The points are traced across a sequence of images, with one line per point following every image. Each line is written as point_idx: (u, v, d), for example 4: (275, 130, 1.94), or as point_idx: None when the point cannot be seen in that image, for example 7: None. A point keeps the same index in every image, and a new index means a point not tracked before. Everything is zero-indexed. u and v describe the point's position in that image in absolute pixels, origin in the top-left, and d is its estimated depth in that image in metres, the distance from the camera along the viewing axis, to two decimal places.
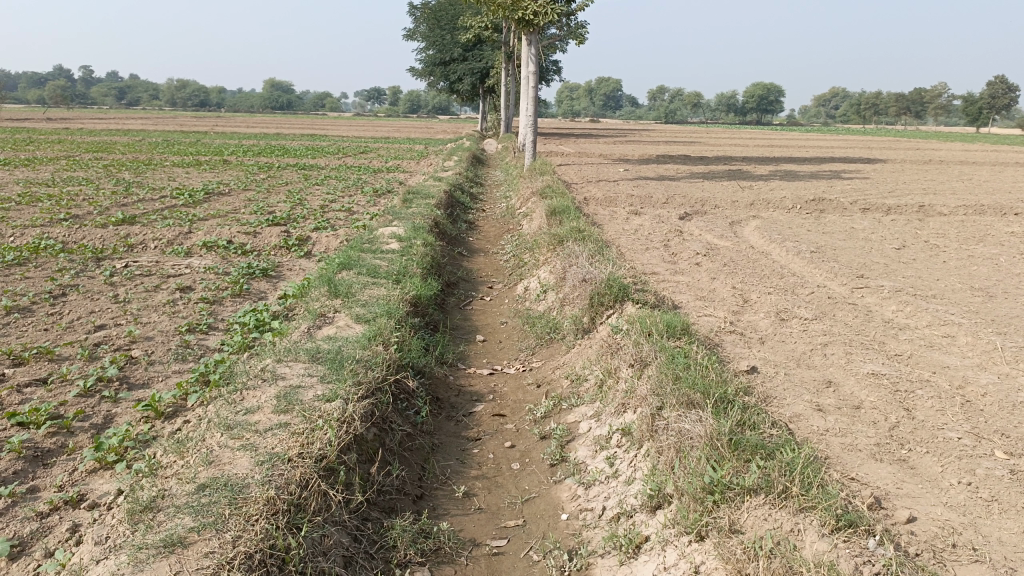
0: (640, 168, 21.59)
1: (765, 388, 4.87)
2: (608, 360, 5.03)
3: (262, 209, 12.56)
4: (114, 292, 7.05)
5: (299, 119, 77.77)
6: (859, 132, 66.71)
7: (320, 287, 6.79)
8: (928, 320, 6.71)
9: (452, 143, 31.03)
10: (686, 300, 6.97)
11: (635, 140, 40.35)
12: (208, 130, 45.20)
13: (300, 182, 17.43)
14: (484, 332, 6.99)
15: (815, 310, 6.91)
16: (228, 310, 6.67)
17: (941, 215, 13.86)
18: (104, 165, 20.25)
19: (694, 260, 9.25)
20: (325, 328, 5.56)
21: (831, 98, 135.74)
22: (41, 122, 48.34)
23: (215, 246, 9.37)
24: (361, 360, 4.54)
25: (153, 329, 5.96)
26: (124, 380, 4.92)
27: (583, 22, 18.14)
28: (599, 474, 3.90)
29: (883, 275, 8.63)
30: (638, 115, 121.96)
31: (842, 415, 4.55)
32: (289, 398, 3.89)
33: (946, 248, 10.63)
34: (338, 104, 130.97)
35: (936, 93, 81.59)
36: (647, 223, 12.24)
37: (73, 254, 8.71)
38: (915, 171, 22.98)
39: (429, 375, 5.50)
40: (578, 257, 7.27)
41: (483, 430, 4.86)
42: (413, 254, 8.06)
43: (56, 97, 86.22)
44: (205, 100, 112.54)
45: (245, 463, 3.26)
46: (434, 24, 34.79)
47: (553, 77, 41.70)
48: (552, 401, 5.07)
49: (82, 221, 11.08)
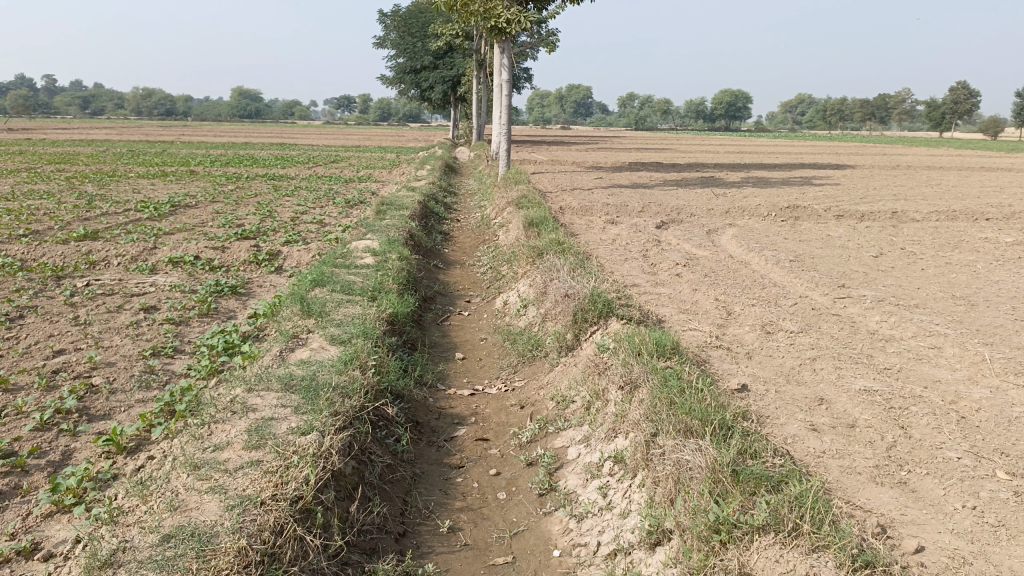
0: (613, 176, 21.51)
1: (757, 408, 4.72)
2: (595, 381, 4.84)
3: (231, 222, 12.23)
4: (75, 313, 6.73)
5: (269, 128, 76.88)
6: (826, 138, 67.55)
7: (292, 305, 6.54)
8: (914, 331, 6.62)
9: (424, 152, 30.79)
10: (669, 314, 6.82)
11: (606, 147, 40.45)
12: (175, 139, 44.41)
13: (270, 194, 17.08)
14: (463, 349, 6.77)
15: (800, 322, 6.79)
16: (196, 331, 6.38)
17: (914, 221, 13.90)
18: (67, 177, 19.68)
19: (674, 271, 9.12)
20: (298, 351, 5.30)
21: (797, 105, 137.76)
22: (1, 133, 47.17)
23: (182, 262, 9.05)
24: (337, 388, 4.30)
25: (116, 354, 5.66)
26: (84, 412, 4.63)
27: (555, 30, 18.03)
28: (591, 505, 3.71)
29: (865, 284, 8.55)
30: (609, 122, 122.66)
31: (838, 436, 4.40)
32: (261, 432, 3.64)
33: (922, 255, 10.62)
34: (307, 114, 130.09)
35: (899, 99, 82.99)
36: (624, 233, 12.11)
37: (32, 272, 8.35)
38: (884, 177, 23.20)
39: (409, 399, 5.26)
40: (559, 271, 7.09)
41: (466, 456, 4.64)
42: (388, 269, 7.83)
43: (16, 107, 84.41)
44: (171, 109, 110.99)
45: (214, 508, 3.02)
46: (403, 32, 34.52)
47: (524, 85, 41.64)
48: (538, 424, 4.87)
49: (42, 237, 10.68)
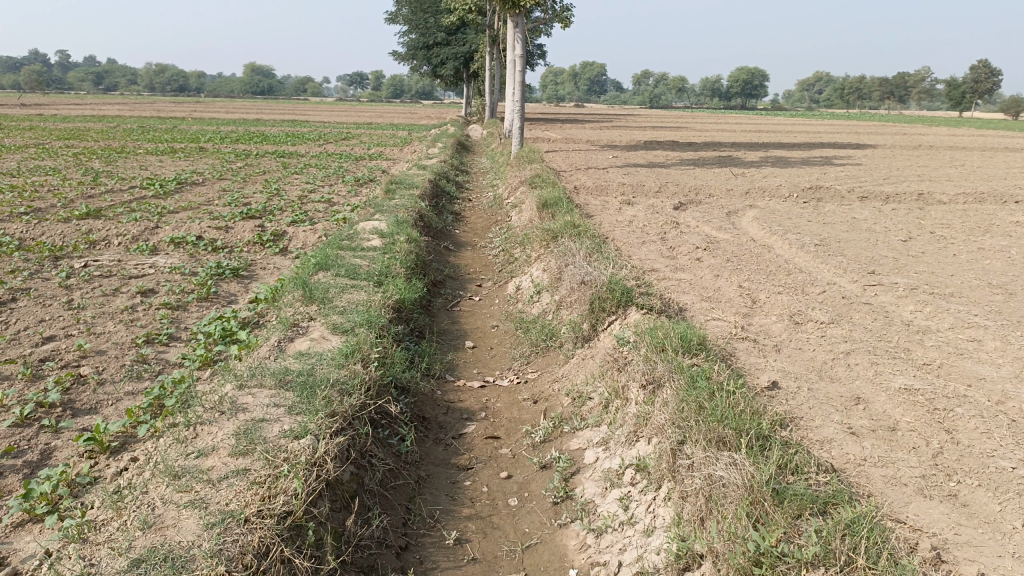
0: (629, 155, 21.06)
1: (790, 408, 4.37)
2: (615, 377, 4.51)
3: (237, 200, 11.93)
4: (68, 296, 6.44)
5: (282, 104, 76.27)
6: (845, 116, 66.47)
7: (294, 290, 6.22)
8: (951, 322, 6.22)
9: (435, 130, 30.36)
10: (691, 303, 6.46)
11: (621, 125, 39.80)
12: (188, 116, 44.15)
13: (279, 171, 16.77)
14: (473, 337, 6.44)
15: (830, 312, 6.41)
16: (194, 317, 6.09)
17: (941, 203, 13.42)
18: (74, 153, 19.41)
19: (694, 255, 8.73)
20: (298, 341, 4.99)
21: (813, 83, 135.73)
22: (15, 108, 47.35)
23: (184, 242, 8.75)
24: (336, 384, 3.98)
25: (107, 342, 5.36)
26: (68, 406, 4.33)
27: (570, 6, 17.50)
28: (611, 519, 3.38)
29: (895, 270, 8.14)
30: (623, 100, 121.47)
31: (878, 441, 4.06)
32: (250, 435, 3.32)
33: (953, 239, 10.18)
34: (319, 91, 129.70)
35: (920, 77, 81.54)
36: (640, 214, 11.72)
37: (29, 252, 8.07)
38: (908, 157, 22.60)
39: (415, 392, 4.96)
40: (575, 255, 6.73)
41: (476, 456, 4.33)
42: (396, 252, 7.50)
43: (30, 84, 84.45)
44: (183, 85, 110.79)
45: (192, 527, 2.71)
46: (416, 7, 33.99)
47: (538, 62, 41.06)
48: (552, 423, 4.55)
49: (44, 215, 10.42)
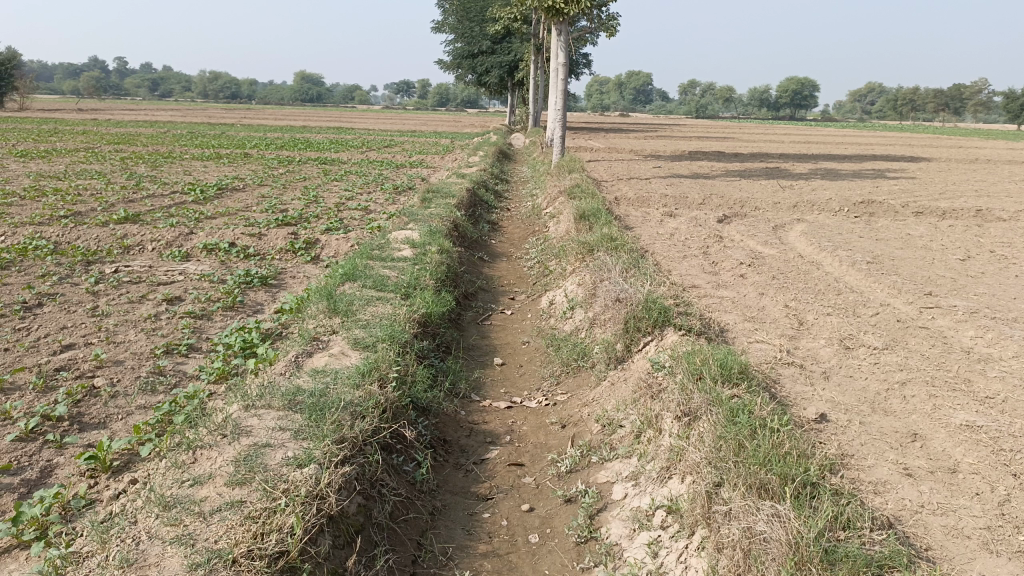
0: (672, 166, 20.66)
1: (839, 444, 4.02)
2: (647, 405, 4.21)
3: (275, 206, 11.87)
4: (94, 303, 6.35)
5: (328, 111, 77.27)
6: (897, 130, 64.89)
7: (319, 301, 6.04)
8: (1016, 351, 5.77)
9: (477, 138, 30.22)
10: (733, 323, 6.12)
11: (666, 135, 39.24)
12: (236, 122, 44.83)
13: (319, 177, 16.76)
14: (502, 354, 6.18)
15: (884, 337, 5.99)
16: (216, 326, 5.95)
17: (1001, 220, 12.79)
18: (122, 157, 19.68)
19: (738, 271, 8.36)
20: (317, 356, 4.79)
21: (865, 93, 132.64)
22: (70, 112, 48.70)
23: (216, 249, 8.66)
24: (348, 406, 3.75)
25: (125, 352, 5.22)
26: (76, 420, 4.19)
27: (616, 14, 17.18)
28: (637, 567, 3.07)
29: (953, 292, 7.66)
30: (668, 109, 120.44)
31: (937, 484, 3.70)
32: (250, 463, 3.10)
33: (1016, 259, 9.60)
34: (365, 98, 131.01)
35: (977, 89, 79.19)
36: (683, 227, 11.36)
37: (62, 256, 8.05)
38: (964, 171, 21.77)
39: (436, 414, 4.73)
40: (611, 270, 6.44)
41: (497, 485, 4.06)
42: (426, 262, 7.29)
43: (90, 89, 87.20)
44: (235, 92, 113.07)
45: (175, 567, 2.51)
46: (462, 16, 34.08)
47: (583, 71, 40.82)
48: (580, 452, 4.27)
49: (83, 218, 10.46)
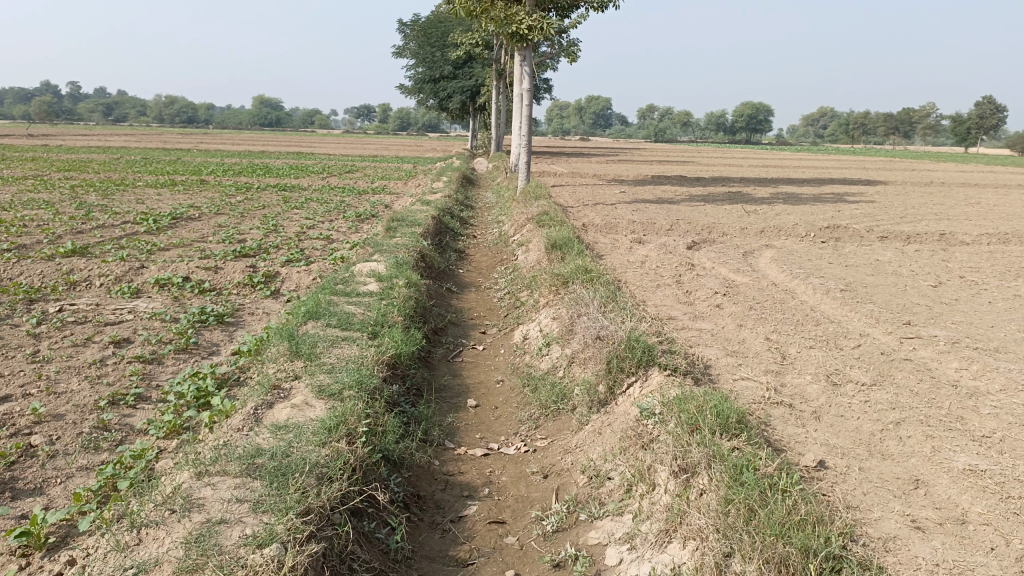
0: (636, 190, 20.61)
1: (842, 496, 3.78)
2: (637, 456, 3.94)
3: (232, 237, 11.42)
4: (34, 347, 5.88)
5: (287, 137, 76.67)
6: (849, 153, 66.42)
7: (279, 343, 5.67)
8: (1003, 383, 5.62)
9: (439, 163, 29.98)
10: (716, 359, 5.89)
11: (626, 159, 39.51)
12: (191, 147, 44.08)
13: (278, 205, 16.32)
14: (476, 395, 5.85)
15: (870, 371, 5.80)
16: (168, 372, 5.53)
17: (963, 244, 12.88)
18: (71, 185, 18.97)
19: (714, 301, 8.16)
20: (279, 408, 4.42)
21: (818, 117, 136.23)
22: (23, 137, 47.52)
23: (169, 284, 8.20)
24: (314, 469, 3.41)
25: (66, 404, 4.77)
26: (8, 487, 3.75)
27: (577, 40, 17.13)
28: None
29: (931, 321, 7.55)
30: (627, 133, 121.91)
31: (949, 539, 3.46)
32: (203, 545, 2.75)
33: (986, 284, 9.58)
34: (326, 122, 130.28)
35: (925, 113, 81.50)
36: (653, 254, 11.19)
37: (2, 293, 7.54)
38: (921, 194, 22.14)
39: (409, 467, 4.38)
40: (588, 305, 6.17)
41: (478, 547, 3.71)
42: (393, 297, 6.96)
43: (42, 115, 85.11)
44: (191, 116, 111.53)
45: None
46: (423, 41, 33.95)
47: (543, 96, 40.96)
48: (566, 507, 3.96)
49: (27, 252, 9.90)
